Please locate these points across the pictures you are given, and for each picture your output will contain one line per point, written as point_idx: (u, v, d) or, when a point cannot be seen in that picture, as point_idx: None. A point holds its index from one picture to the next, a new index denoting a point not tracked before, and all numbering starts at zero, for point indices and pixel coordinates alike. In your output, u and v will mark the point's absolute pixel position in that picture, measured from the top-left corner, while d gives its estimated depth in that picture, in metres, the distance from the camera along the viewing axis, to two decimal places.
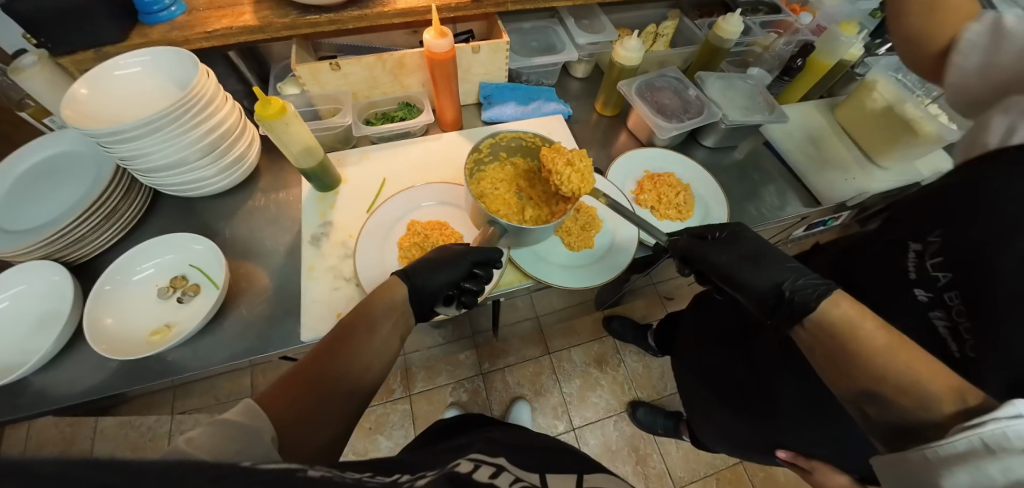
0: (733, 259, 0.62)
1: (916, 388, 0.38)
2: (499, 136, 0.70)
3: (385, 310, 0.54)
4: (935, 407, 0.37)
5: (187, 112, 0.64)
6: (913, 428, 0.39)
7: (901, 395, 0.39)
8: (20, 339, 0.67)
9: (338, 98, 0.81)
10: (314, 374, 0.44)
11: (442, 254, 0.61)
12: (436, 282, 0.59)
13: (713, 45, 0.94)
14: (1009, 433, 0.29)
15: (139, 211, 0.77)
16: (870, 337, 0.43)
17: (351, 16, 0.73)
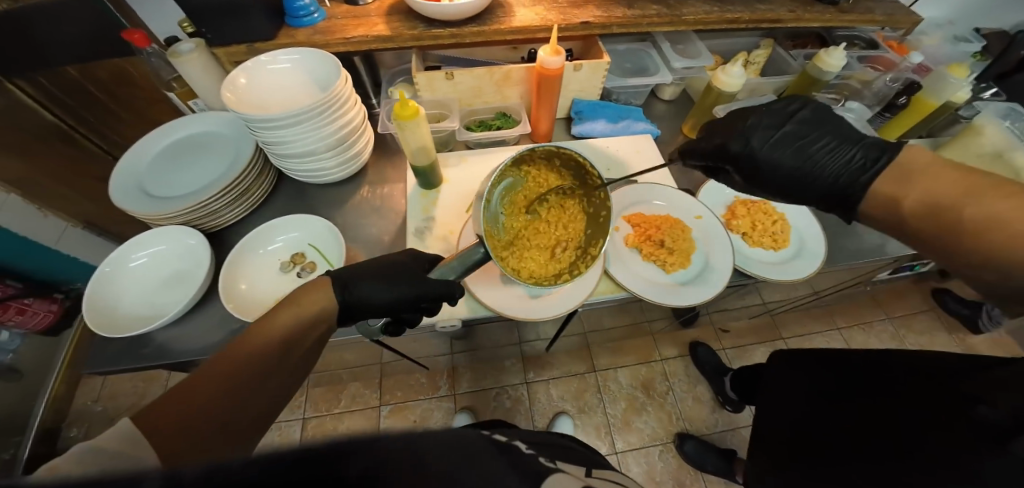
0: (785, 158, 0.53)
1: (1014, 256, 0.37)
2: (562, 149, 0.60)
3: (309, 319, 0.53)
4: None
5: (327, 108, 0.71)
6: (1009, 289, 0.38)
7: (993, 263, 0.38)
8: (150, 292, 0.74)
9: (445, 104, 0.87)
10: (216, 384, 0.44)
11: (396, 271, 0.60)
12: (377, 302, 0.58)
13: (811, 77, 0.94)
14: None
15: (264, 191, 0.85)
16: (979, 219, 0.38)
17: (470, 31, 0.80)
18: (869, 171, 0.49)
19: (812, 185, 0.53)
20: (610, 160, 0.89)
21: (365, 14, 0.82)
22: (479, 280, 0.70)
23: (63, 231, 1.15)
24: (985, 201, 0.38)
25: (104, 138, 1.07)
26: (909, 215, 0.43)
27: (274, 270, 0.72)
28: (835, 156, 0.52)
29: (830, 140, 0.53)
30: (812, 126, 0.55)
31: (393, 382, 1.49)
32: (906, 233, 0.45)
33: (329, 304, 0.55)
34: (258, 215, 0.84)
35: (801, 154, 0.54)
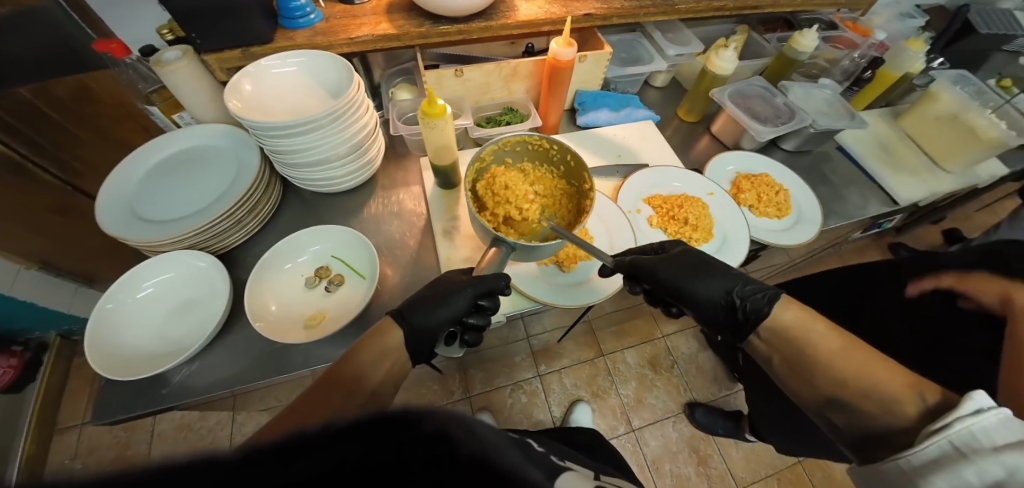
0: (677, 272, 0.62)
1: (878, 392, 0.48)
2: (502, 142, 0.71)
3: (377, 356, 0.55)
4: (898, 411, 0.46)
5: (344, 113, 0.68)
6: (882, 436, 0.46)
7: (865, 401, 0.49)
8: (162, 324, 0.68)
9: (454, 102, 0.86)
10: (324, 396, 0.49)
11: (443, 289, 0.62)
12: (436, 319, 0.59)
13: (788, 58, 1.01)
14: (976, 434, 0.37)
15: (272, 206, 0.80)
16: (826, 339, 0.54)
17: (477, 27, 0.79)
18: (748, 303, 0.59)
19: (712, 321, 0.63)
20: (619, 147, 0.92)
21: (364, 13, 0.80)
22: (520, 271, 0.71)
23: (19, 273, 1.01)
24: (825, 336, 0.55)
25: (63, 165, 0.96)
26: (819, 351, 0.54)
27: (300, 286, 0.68)
28: (699, 293, 0.61)
29: (723, 283, 0.62)
30: (702, 272, 0.63)
31: (405, 393, 1.45)
32: (783, 351, 0.57)
33: (397, 339, 0.57)
34: (268, 232, 0.79)
35: (696, 274, 0.63)
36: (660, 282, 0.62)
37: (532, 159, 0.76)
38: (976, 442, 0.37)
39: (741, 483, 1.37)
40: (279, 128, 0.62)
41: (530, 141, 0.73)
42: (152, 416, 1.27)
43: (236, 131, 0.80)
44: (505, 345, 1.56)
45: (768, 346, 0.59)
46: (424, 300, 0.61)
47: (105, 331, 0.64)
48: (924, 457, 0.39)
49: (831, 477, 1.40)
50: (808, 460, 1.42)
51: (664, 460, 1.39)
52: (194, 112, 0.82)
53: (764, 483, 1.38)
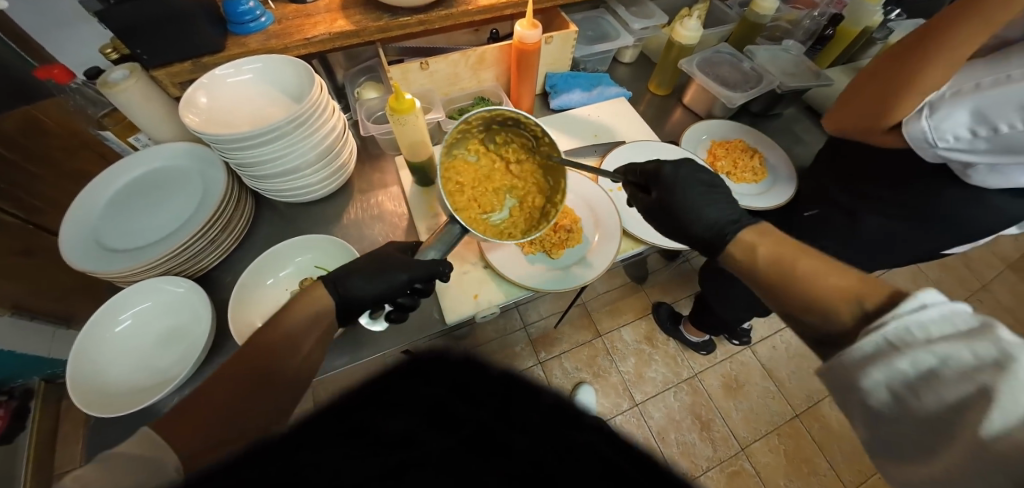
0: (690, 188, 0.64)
1: (825, 312, 0.44)
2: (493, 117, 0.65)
3: (305, 322, 0.54)
4: (840, 320, 0.42)
5: (309, 117, 0.66)
6: (838, 349, 0.44)
7: (815, 315, 0.45)
8: (147, 356, 0.65)
9: (422, 96, 0.84)
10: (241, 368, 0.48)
11: (384, 263, 0.60)
12: (368, 292, 0.58)
13: (752, 22, 1.02)
14: (912, 327, 0.33)
15: (246, 223, 0.77)
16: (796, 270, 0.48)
17: (437, 16, 0.77)
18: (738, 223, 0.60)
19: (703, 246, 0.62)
20: (595, 126, 0.90)
21: (318, 11, 0.77)
22: (507, 262, 0.71)
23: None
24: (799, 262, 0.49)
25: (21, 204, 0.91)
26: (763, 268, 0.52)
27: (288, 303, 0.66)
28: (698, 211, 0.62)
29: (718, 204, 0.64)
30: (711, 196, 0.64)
31: None
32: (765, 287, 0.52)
33: (326, 303, 0.57)
34: (245, 249, 0.77)
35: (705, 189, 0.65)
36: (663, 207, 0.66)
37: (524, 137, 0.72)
38: (912, 336, 0.33)
39: (744, 443, 1.41)
40: (241, 138, 0.59)
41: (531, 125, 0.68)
42: None
43: (199, 147, 0.77)
44: (503, 337, 1.57)
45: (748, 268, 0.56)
46: (367, 269, 0.60)
47: (88, 367, 0.61)
48: (863, 351, 0.35)
49: (828, 426, 1.46)
50: (804, 414, 1.47)
51: (668, 430, 1.42)
52: (150, 132, 0.78)
53: (765, 440, 1.43)
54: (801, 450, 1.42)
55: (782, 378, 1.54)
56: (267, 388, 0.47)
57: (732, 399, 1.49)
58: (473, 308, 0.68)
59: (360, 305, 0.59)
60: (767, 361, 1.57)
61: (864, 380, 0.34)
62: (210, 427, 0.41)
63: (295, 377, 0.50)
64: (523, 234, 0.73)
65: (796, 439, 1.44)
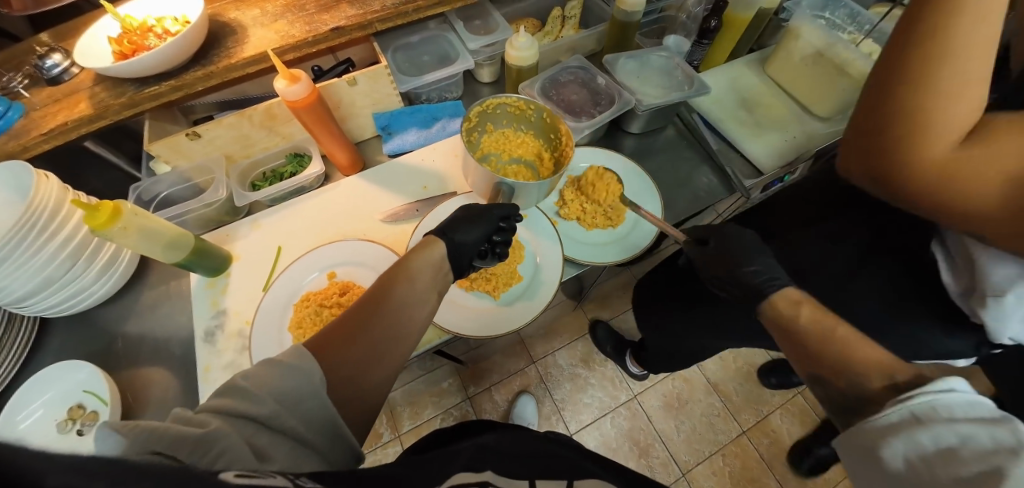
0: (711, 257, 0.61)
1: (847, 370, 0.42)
2: (486, 104, 0.68)
3: (424, 265, 0.52)
4: (866, 383, 0.40)
5: (26, 231, 0.57)
6: (854, 406, 0.41)
7: (847, 378, 0.42)
8: None
9: (211, 167, 0.73)
10: (358, 321, 0.45)
11: (469, 211, 0.59)
12: (471, 237, 0.56)
13: (620, 21, 0.84)
14: (938, 409, 0.34)
15: (30, 338, 0.69)
16: (842, 334, 0.44)
17: (195, 77, 0.65)
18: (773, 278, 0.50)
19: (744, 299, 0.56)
20: (426, 175, 0.78)
21: (69, 92, 0.67)
22: None
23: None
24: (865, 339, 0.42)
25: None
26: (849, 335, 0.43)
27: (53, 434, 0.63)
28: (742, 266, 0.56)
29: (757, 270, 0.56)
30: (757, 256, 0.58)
31: None
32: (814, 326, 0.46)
33: (440, 251, 0.54)
34: (33, 365, 0.70)
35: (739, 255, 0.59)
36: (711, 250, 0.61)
37: (514, 123, 0.74)
38: None
39: (685, 468, 1.32)
40: None
41: (510, 103, 0.70)
42: None
43: None
44: (430, 374, 1.50)
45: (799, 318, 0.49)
46: (460, 219, 0.58)
47: None
48: None
49: (778, 441, 1.35)
50: (752, 429, 1.37)
51: None
52: None
53: (708, 463, 1.33)
54: (747, 471, 1.32)
55: (728, 392, 1.43)
56: (398, 328, 0.47)
57: (674, 420, 1.39)
58: None
59: (467, 255, 0.56)
60: (713, 376, 1.45)
61: None
62: (345, 357, 0.41)
63: (417, 320, 0.49)
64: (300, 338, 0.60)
65: (743, 460, 1.33)
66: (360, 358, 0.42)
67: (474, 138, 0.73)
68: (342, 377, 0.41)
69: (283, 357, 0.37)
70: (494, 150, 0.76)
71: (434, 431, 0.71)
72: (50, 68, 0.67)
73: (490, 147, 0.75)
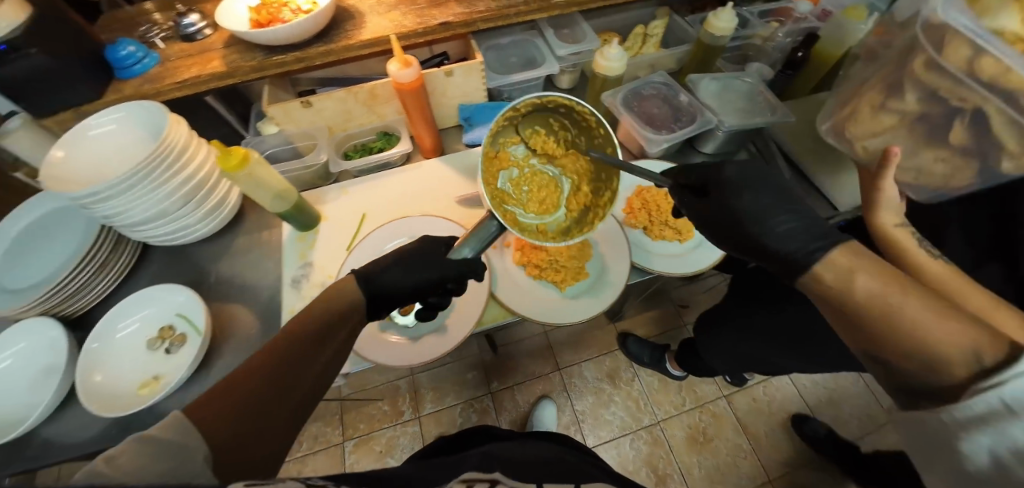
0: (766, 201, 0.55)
1: (928, 350, 0.34)
2: (546, 100, 0.58)
3: (324, 313, 0.50)
4: (946, 370, 0.33)
5: (159, 163, 0.65)
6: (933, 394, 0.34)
7: (921, 353, 0.34)
8: (18, 398, 0.67)
9: (313, 134, 0.80)
10: (264, 379, 0.43)
11: (427, 254, 0.58)
12: (400, 286, 0.55)
13: (706, 44, 0.86)
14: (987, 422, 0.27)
15: (130, 261, 0.78)
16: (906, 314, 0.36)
17: (317, 53, 0.73)
18: (815, 248, 0.47)
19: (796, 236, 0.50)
20: None
21: (203, 50, 0.75)
22: None
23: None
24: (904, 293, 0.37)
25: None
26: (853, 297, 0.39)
27: (144, 348, 0.70)
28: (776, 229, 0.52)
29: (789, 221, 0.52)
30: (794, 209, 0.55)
31: (355, 416, 1.46)
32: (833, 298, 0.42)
33: (355, 296, 0.53)
34: (130, 285, 0.78)
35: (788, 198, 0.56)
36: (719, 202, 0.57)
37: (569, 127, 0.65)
38: None
39: None
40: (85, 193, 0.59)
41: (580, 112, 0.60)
42: None
43: None
44: (456, 363, 1.54)
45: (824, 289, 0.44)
46: (407, 260, 0.58)
47: None
48: None
49: None
50: (780, 479, 1.31)
51: None
52: None
53: None
54: None
55: (757, 435, 1.37)
56: (295, 388, 0.45)
57: (696, 454, 1.35)
58: None
59: (387, 300, 0.56)
60: (742, 415, 1.40)
61: None
62: (237, 421, 0.39)
63: (317, 381, 0.48)
64: None
65: None
66: (252, 426, 0.40)
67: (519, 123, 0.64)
68: (230, 445, 0.37)
69: (149, 430, 0.33)
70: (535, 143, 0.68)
71: (438, 438, 0.74)
72: (187, 27, 0.75)
73: (529, 141, 0.67)
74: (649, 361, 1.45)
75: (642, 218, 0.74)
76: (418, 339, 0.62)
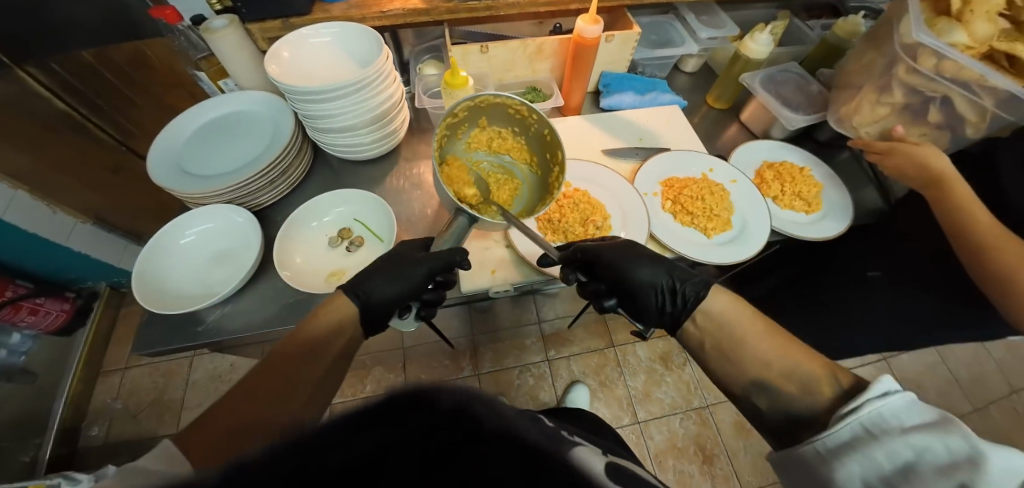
0: (622, 254, 0.62)
1: (798, 374, 0.47)
2: (478, 100, 0.66)
3: (326, 332, 0.54)
4: (815, 395, 0.44)
5: (369, 80, 0.70)
6: (801, 417, 0.44)
7: (786, 383, 0.47)
8: (201, 272, 0.71)
9: (479, 78, 0.88)
10: (260, 390, 0.45)
11: (392, 263, 0.62)
12: (388, 295, 0.59)
13: (832, 45, 0.94)
14: (883, 420, 0.36)
15: (303, 171, 0.83)
16: (758, 351, 0.51)
17: (504, 4, 0.81)
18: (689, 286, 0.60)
19: (646, 314, 0.64)
20: (642, 131, 0.90)
21: None
22: (530, 250, 0.70)
23: (49, 214, 1.09)
24: (759, 345, 0.51)
25: (106, 117, 1.07)
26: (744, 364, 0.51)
27: (324, 245, 0.74)
28: (646, 272, 0.62)
29: (664, 274, 0.62)
30: (648, 260, 0.63)
31: (418, 366, 1.52)
32: (715, 334, 0.56)
33: (348, 310, 0.57)
34: (295, 195, 0.83)
35: (634, 256, 0.63)
36: (602, 264, 0.61)
37: (510, 126, 0.75)
38: (885, 423, 0.36)
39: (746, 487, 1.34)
40: (310, 92, 0.66)
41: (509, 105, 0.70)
42: (188, 365, 1.40)
43: (275, 100, 0.83)
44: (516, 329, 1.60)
45: (703, 333, 0.58)
46: (383, 272, 0.61)
47: (148, 267, 0.69)
48: (837, 440, 0.37)
49: None
50: None
51: (668, 455, 1.38)
52: (238, 79, 0.85)
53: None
54: None
55: None
56: (294, 393, 0.46)
57: (742, 439, 1.42)
58: (489, 282, 0.69)
59: (382, 310, 0.59)
60: None
61: (839, 471, 0.36)
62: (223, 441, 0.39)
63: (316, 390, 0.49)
64: (549, 222, 0.73)
65: None
66: (234, 434, 0.40)
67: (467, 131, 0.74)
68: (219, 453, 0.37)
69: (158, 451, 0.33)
70: (482, 147, 0.76)
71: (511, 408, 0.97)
72: None
73: (480, 146, 0.76)
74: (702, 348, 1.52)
75: (777, 190, 0.82)
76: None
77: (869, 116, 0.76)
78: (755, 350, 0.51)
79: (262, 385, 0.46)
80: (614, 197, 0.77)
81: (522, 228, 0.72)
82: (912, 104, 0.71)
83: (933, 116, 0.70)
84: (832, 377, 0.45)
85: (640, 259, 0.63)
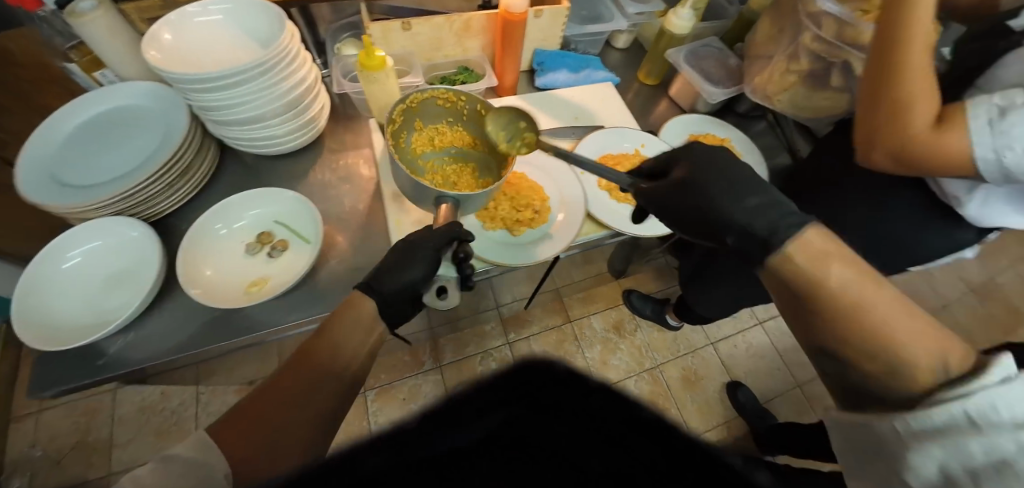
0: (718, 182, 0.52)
1: (898, 353, 0.34)
2: (409, 100, 0.65)
3: (349, 324, 0.49)
4: (906, 372, 0.34)
5: (275, 60, 0.63)
6: (865, 390, 0.37)
7: (873, 359, 0.36)
8: (94, 298, 0.62)
9: (404, 58, 0.81)
10: (271, 397, 0.41)
11: (403, 251, 0.57)
12: (404, 280, 0.55)
13: (748, 18, 0.98)
14: (997, 407, 0.29)
15: (208, 171, 0.74)
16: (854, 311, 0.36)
17: None
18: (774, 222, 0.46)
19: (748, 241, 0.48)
20: (577, 109, 0.90)
21: None
22: (471, 241, 0.68)
23: None
24: (846, 273, 0.38)
25: None
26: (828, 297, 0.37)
27: (240, 253, 0.67)
28: (743, 204, 0.51)
29: (757, 196, 0.50)
30: (720, 167, 0.54)
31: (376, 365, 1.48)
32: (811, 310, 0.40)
33: (367, 305, 0.51)
34: (205, 200, 0.73)
35: (731, 191, 0.52)
36: (671, 202, 0.55)
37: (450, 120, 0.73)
38: (997, 415, 0.29)
39: None
40: (203, 76, 0.57)
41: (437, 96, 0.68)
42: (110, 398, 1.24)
43: (165, 90, 0.72)
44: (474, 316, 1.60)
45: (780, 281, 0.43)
46: (389, 266, 0.56)
47: (28, 302, 0.58)
48: (928, 422, 0.31)
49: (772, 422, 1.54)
50: None
51: None
52: (117, 68, 0.72)
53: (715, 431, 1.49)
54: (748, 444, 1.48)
55: (738, 376, 1.59)
56: (312, 401, 0.42)
57: (689, 392, 1.55)
58: (431, 276, 0.67)
59: (402, 299, 0.55)
60: (726, 358, 1.62)
61: (914, 456, 0.30)
62: (259, 436, 0.38)
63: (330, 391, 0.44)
64: (487, 210, 0.71)
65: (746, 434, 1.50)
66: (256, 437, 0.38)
67: (404, 137, 0.72)
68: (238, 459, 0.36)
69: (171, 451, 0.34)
70: (426, 146, 0.74)
71: None
72: None
73: (422, 146, 0.74)
74: (650, 313, 1.61)
75: None
76: (528, 247, 0.70)
77: (779, 86, 0.80)
78: (880, 307, 0.36)
79: (265, 406, 0.41)
80: (552, 180, 0.77)
81: (462, 216, 0.71)
82: (815, 72, 0.76)
83: (833, 83, 0.75)
84: (941, 365, 0.34)
85: (724, 185, 0.52)
